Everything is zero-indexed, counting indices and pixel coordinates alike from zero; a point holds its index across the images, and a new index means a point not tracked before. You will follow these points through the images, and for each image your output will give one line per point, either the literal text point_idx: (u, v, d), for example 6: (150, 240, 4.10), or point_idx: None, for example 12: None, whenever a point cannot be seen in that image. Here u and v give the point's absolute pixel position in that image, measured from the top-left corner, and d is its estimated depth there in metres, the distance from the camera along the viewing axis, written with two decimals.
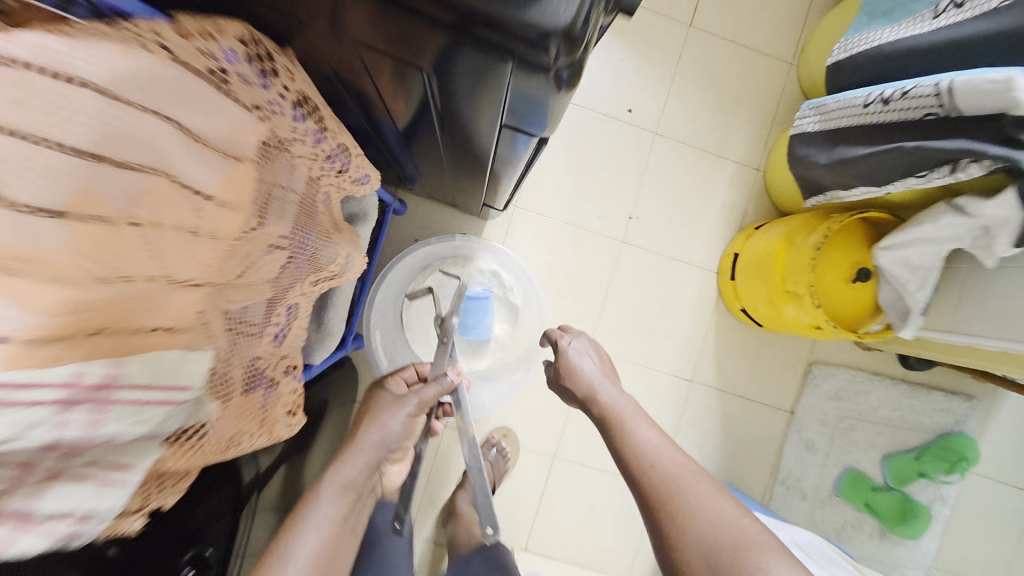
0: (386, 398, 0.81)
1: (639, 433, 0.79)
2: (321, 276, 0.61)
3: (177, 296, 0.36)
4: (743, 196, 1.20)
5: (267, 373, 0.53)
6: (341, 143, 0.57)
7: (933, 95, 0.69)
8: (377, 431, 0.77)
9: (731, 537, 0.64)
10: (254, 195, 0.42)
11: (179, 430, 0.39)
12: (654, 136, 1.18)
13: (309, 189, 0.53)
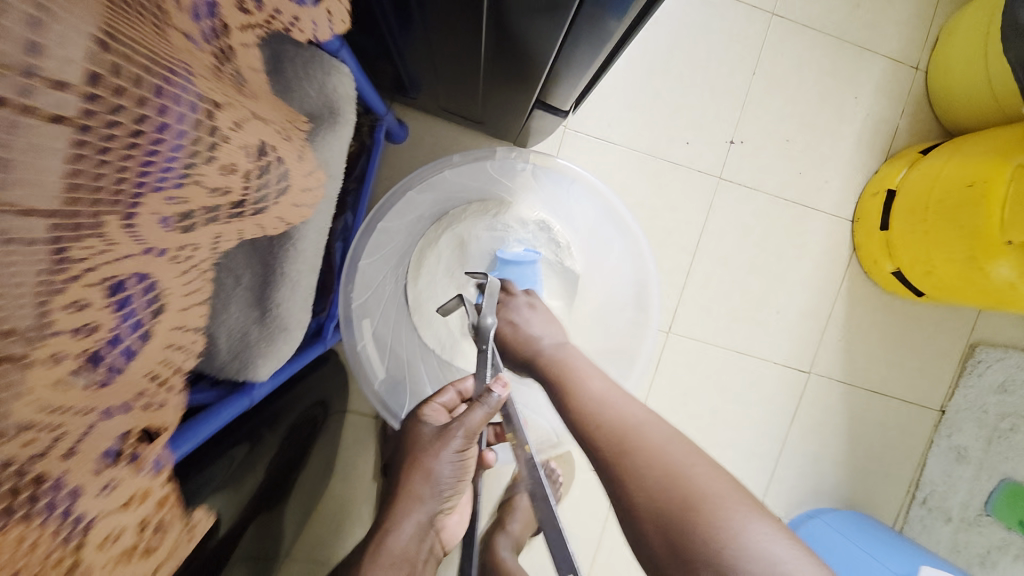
0: (421, 429, 0.52)
1: (581, 380, 0.50)
2: (197, 214, 0.25)
3: None
4: (894, 107, 0.82)
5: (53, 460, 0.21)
6: None
7: None
8: (422, 481, 0.50)
9: (689, 493, 0.36)
10: None
11: None
12: (768, 20, 0.79)
13: None
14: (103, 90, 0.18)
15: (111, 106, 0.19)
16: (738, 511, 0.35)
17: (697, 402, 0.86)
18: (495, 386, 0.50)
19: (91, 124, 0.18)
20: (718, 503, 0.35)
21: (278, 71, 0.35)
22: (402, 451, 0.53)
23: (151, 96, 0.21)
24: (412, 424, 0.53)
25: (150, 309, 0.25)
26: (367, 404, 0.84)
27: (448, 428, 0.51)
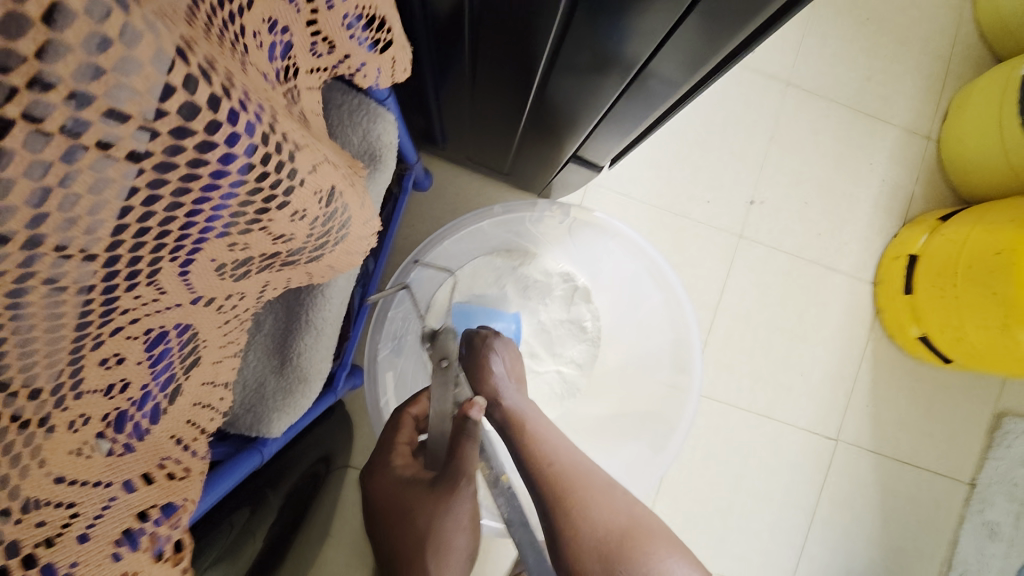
0: (414, 490, 0.43)
1: (535, 433, 0.44)
2: (254, 264, 0.24)
3: None
4: (909, 173, 0.84)
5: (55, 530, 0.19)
6: None
7: None
8: (433, 559, 0.39)
9: (628, 533, 0.38)
10: None
11: None
12: (783, 89, 0.83)
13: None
14: (199, 126, 0.17)
15: (203, 143, 0.18)
16: (669, 551, 0.38)
17: (719, 467, 0.81)
18: (471, 412, 0.45)
19: (176, 164, 0.18)
20: (649, 543, 0.38)
21: (326, 119, 0.38)
22: (390, 528, 0.42)
23: (245, 136, 0.19)
24: (382, 486, 0.44)
25: (184, 363, 0.24)
26: (368, 459, 0.79)
27: (451, 483, 0.41)
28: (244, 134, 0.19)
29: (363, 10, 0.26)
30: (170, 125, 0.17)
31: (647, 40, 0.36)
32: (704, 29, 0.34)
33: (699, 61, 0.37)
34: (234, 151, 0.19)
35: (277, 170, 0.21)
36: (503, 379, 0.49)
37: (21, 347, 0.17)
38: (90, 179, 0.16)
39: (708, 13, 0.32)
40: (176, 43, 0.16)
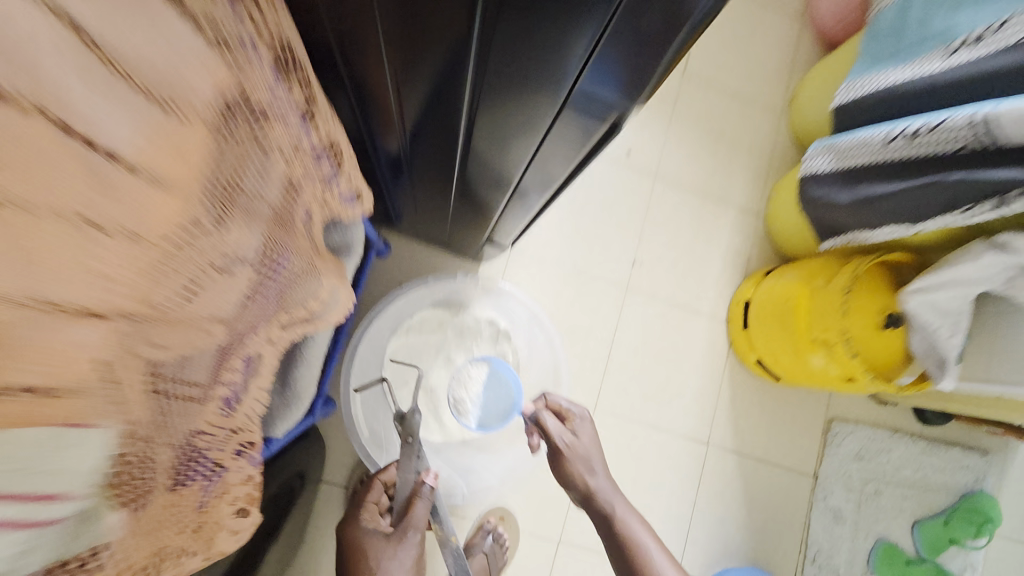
0: (372, 536, 0.61)
1: (632, 523, 0.67)
2: (293, 317, 0.46)
3: (66, 333, 0.23)
4: (747, 241, 1.15)
5: (208, 455, 0.37)
6: (328, 139, 0.44)
7: (967, 128, 0.64)
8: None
9: None
10: (210, 184, 0.29)
11: (58, 562, 0.25)
12: (653, 181, 1.13)
13: (284, 198, 0.38)
14: (269, 263, 0.39)
15: (271, 267, 0.39)
16: None
17: (620, 469, 1.04)
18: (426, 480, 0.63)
19: (263, 278, 0.39)
20: None
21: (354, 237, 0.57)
22: (349, 563, 0.60)
23: (284, 262, 0.41)
24: (361, 535, 0.62)
25: (252, 368, 0.42)
26: (335, 473, 0.96)
27: (401, 533, 0.60)
28: (284, 262, 0.41)
29: (354, 186, 0.52)
30: (274, 266, 0.40)
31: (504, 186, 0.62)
32: (534, 183, 0.60)
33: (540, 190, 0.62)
34: (278, 269, 0.41)
35: (292, 275, 0.43)
36: (600, 478, 0.70)
37: (208, 365, 0.35)
38: (242, 287, 0.36)
39: (555, 147, 0.49)
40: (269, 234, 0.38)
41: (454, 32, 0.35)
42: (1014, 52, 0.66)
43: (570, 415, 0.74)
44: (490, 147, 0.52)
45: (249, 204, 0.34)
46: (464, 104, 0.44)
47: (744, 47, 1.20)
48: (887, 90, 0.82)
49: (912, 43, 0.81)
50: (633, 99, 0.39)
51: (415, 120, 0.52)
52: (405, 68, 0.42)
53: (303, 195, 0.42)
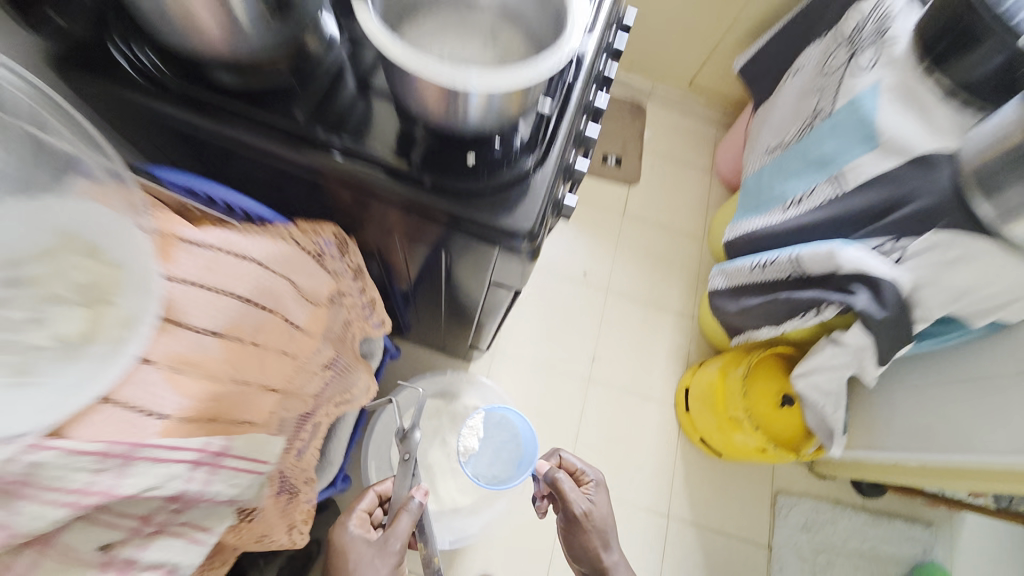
0: (358, 542, 0.70)
1: None
2: (344, 399, 0.72)
3: (261, 398, 0.49)
4: (686, 338, 1.42)
5: (292, 481, 0.61)
6: (374, 302, 0.72)
7: (790, 263, 0.94)
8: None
9: None
10: (321, 332, 0.58)
11: (245, 508, 0.49)
12: (606, 294, 1.44)
13: (343, 333, 0.66)
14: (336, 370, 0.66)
15: (338, 368, 0.67)
16: None
17: None
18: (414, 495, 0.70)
19: (331, 380, 0.66)
20: None
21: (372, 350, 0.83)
22: (337, 560, 0.69)
23: (345, 364, 0.69)
24: (348, 542, 0.70)
25: (316, 428, 0.67)
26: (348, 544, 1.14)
27: (385, 542, 0.68)
28: (344, 365, 0.68)
29: (386, 328, 0.79)
30: (336, 372, 0.66)
31: (472, 313, 0.90)
32: (493, 310, 0.87)
33: (495, 313, 0.89)
34: (340, 372, 0.68)
35: (346, 376, 0.71)
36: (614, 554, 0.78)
37: (300, 424, 0.61)
38: (322, 384, 0.63)
39: (500, 299, 0.76)
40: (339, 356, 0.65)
41: (425, 253, 0.63)
42: (813, 212, 0.96)
43: (587, 481, 0.85)
44: (458, 295, 0.80)
45: (330, 344, 0.62)
46: (446, 277, 0.71)
47: (669, 191, 1.58)
48: (756, 231, 1.13)
49: (766, 201, 1.16)
50: (524, 283, 0.66)
51: (414, 286, 0.81)
52: (407, 260, 0.69)
53: (354, 333, 0.70)
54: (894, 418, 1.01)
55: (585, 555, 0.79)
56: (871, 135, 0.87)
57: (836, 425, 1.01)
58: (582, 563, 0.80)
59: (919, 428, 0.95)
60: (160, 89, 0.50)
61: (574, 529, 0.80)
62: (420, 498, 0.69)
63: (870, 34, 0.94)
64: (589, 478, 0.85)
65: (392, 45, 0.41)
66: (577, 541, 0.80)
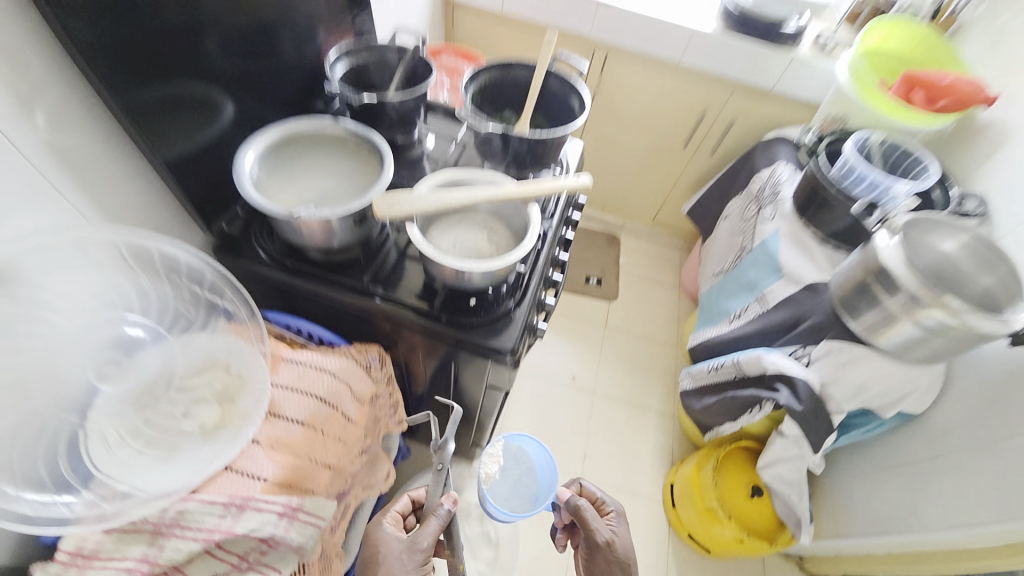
0: (391, 539, 0.78)
1: None
2: (370, 484, 0.88)
3: (322, 472, 0.67)
4: (668, 437, 1.57)
5: (327, 552, 0.76)
6: (398, 404, 0.92)
7: (733, 367, 1.15)
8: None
9: None
10: (364, 425, 0.78)
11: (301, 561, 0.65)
12: (593, 397, 1.62)
13: (376, 429, 0.86)
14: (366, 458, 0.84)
15: (369, 456, 0.86)
16: None
17: None
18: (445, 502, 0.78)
19: (362, 467, 0.84)
20: None
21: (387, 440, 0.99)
22: (369, 550, 0.78)
23: (371, 453, 0.87)
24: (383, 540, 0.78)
25: (347, 509, 0.82)
26: None
27: (413, 543, 0.76)
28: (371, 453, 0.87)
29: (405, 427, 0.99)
30: (365, 462, 0.84)
31: (471, 416, 1.09)
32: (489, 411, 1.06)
33: (490, 414, 1.09)
34: (368, 461, 0.86)
35: (371, 466, 0.89)
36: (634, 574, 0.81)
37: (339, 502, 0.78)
38: (357, 470, 0.82)
39: (493, 399, 0.97)
40: (371, 445, 0.85)
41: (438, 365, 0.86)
42: (747, 324, 1.19)
43: (609, 513, 0.91)
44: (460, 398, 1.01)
45: (368, 437, 0.82)
46: (452, 386, 0.92)
47: (644, 307, 1.85)
48: (709, 339, 1.36)
49: (715, 315, 1.40)
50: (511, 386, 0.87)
51: (426, 390, 1.02)
52: (423, 370, 0.92)
53: (382, 429, 0.89)
54: (854, 504, 1.09)
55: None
56: (777, 267, 1.15)
57: (803, 514, 1.12)
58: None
59: (874, 513, 1.03)
60: (276, 265, 0.78)
61: (598, 554, 0.83)
62: (450, 503, 0.78)
63: (769, 194, 1.27)
64: (611, 512, 0.91)
65: (425, 246, 0.70)
66: (601, 567, 0.82)
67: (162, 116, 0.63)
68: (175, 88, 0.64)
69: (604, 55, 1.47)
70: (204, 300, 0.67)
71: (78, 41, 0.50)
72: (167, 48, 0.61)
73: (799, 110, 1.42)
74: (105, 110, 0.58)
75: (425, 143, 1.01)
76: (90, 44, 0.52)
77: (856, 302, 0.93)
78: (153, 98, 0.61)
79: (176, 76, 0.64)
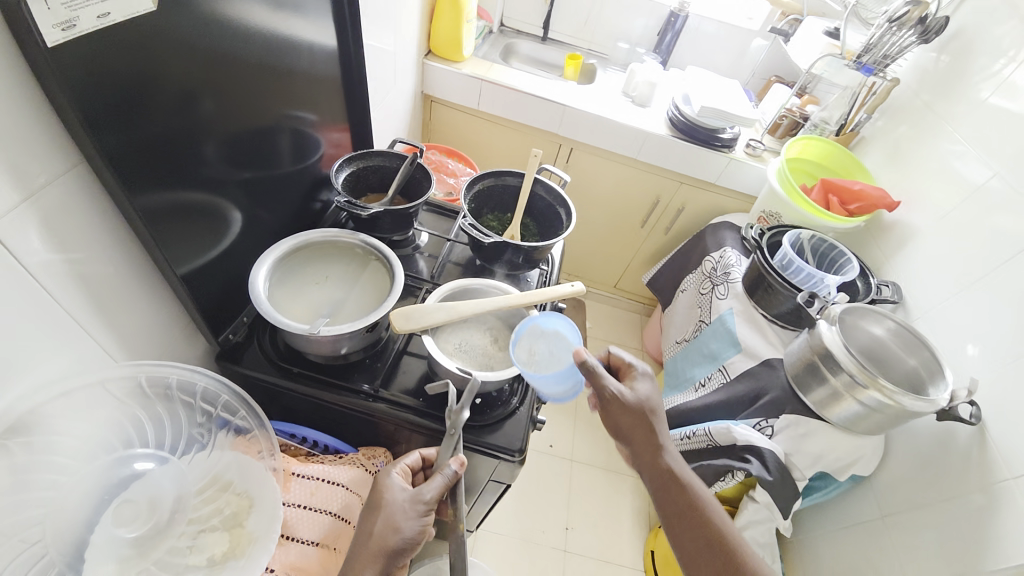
0: (392, 491, 0.69)
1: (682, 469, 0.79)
2: None
3: None
4: (645, 500, 1.57)
5: None
6: None
7: (707, 436, 1.18)
8: (390, 536, 0.63)
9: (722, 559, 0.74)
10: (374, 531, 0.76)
11: None
12: (571, 463, 1.63)
13: None
14: None
15: None
16: None
17: None
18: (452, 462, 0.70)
19: None
20: None
21: None
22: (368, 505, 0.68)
23: None
24: (386, 486, 0.68)
25: None
26: None
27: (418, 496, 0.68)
28: None
29: None
30: None
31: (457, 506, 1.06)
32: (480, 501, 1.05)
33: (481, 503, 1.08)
34: None
35: None
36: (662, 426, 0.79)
37: None
38: None
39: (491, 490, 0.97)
40: None
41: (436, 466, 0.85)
42: (716, 394, 1.27)
43: (632, 375, 0.80)
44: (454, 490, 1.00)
45: None
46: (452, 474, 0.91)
47: None
48: (674, 405, 1.39)
49: (678, 382, 1.48)
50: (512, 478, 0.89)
51: None
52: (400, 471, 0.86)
53: None
54: (821, 558, 1.17)
55: (636, 433, 0.77)
56: (735, 340, 1.30)
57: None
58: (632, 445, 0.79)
59: (839, 566, 1.11)
60: (277, 369, 0.77)
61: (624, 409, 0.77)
62: (456, 465, 0.70)
63: (721, 274, 1.44)
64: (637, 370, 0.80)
65: (441, 358, 0.74)
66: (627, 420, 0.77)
67: (167, 223, 0.60)
68: (180, 195, 0.62)
69: (570, 148, 1.65)
70: (201, 414, 0.63)
71: (105, 153, 0.48)
72: (171, 150, 0.60)
73: (737, 200, 1.64)
74: (122, 222, 0.54)
75: (418, 238, 1.08)
76: (116, 153, 0.49)
77: (808, 380, 1.07)
78: (160, 202, 0.58)
79: (180, 183, 0.62)
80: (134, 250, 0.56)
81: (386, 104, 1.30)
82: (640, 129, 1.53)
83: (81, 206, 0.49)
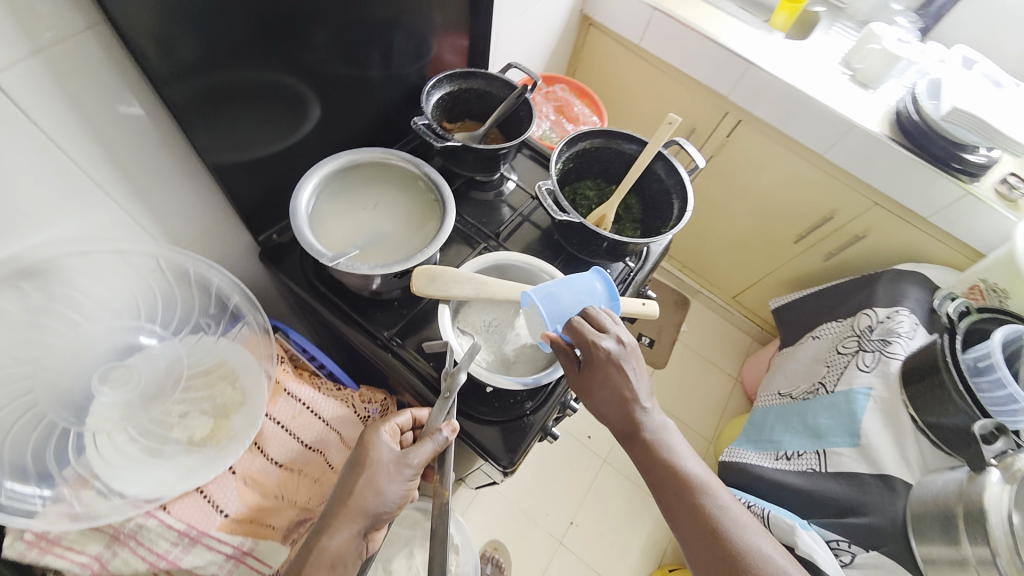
0: (374, 448, 0.61)
1: (675, 446, 0.62)
2: None
3: (286, 511, 0.67)
4: (666, 536, 1.40)
5: None
6: None
7: (761, 516, 0.97)
8: (372, 498, 0.58)
9: (728, 550, 0.55)
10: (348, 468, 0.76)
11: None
12: (602, 463, 1.50)
13: None
14: None
15: None
16: None
17: None
18: (445, 429, 0.62)
19: None
20: None
21: None
22: (349, 461, 0.62)
23: None
24: (374, 445, 0.61)
25: None
26: None
27: (404, 462, 0.61)
28: None
29: None
30: None
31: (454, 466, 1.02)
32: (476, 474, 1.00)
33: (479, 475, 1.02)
34: None
35: None
36: (644, 397, 0.62)
37: None
38: None
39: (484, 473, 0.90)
40: None
41: None
42: (797, 475, 1.00)
43: (599, 350, 0.60)
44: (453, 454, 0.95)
45: None
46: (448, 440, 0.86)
47: (689, 387, 1.63)
48: (741, 461, 1.13)
49: (758, 434, 1.20)
50: (498, 477, 0.79)
51: None
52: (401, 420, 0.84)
53: None
54: None
55: (616, 410, 0.62)
56: (854, 433, 0.98)
57: None
58: (615, 423, 0.63)
59: None
60: (309, 284, 0.75)
61: (597, 387, 0.61)
62: (449, 433, 0.62)
63: (877, 338, 1.08)
64: (606, 340, 0.61)
65: (451, 335, 0.68)
66: (605, 399, 0.62)
67: (212, 99, 0.56)
68: (242, 75, 0.58)
69: (735, 120, 1.31)
70: (213, 309, 0.66)
71: (134, 27, 0.45)
72: (237, 23, 0.54)
73: (949, 246, 1.18)
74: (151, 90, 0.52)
75: (506, 183, 0.94)
76: (142, 11, 0.45)
77: (930, 528, 0.80)
78: (203, 76, 0.54)
79: (242, 62, 0.57)
80: (168, 122, 0.56)
81: (527, 18, 1.12)
82: (843, 118, 1.13)
83: (98, 67, 0.47)
